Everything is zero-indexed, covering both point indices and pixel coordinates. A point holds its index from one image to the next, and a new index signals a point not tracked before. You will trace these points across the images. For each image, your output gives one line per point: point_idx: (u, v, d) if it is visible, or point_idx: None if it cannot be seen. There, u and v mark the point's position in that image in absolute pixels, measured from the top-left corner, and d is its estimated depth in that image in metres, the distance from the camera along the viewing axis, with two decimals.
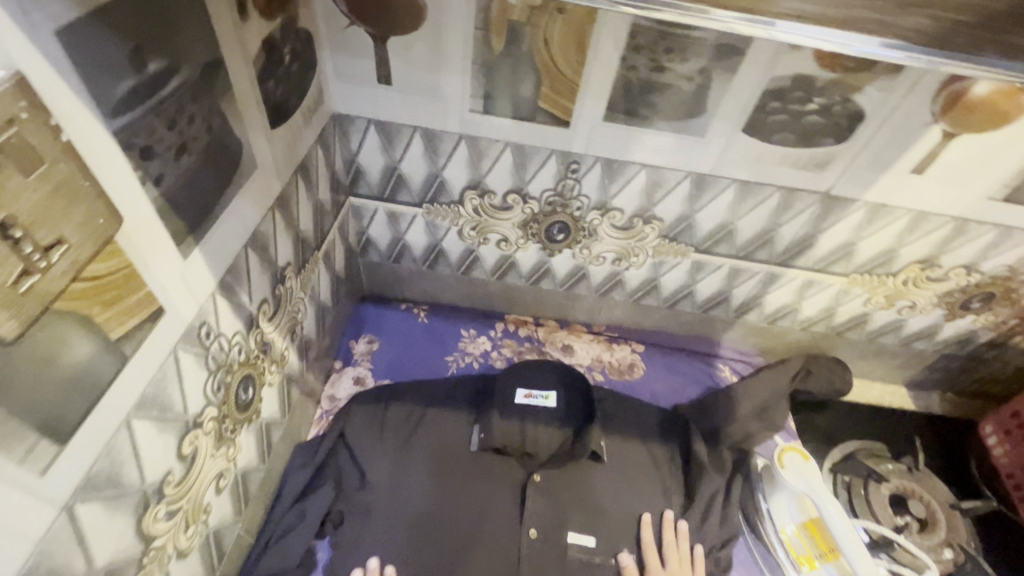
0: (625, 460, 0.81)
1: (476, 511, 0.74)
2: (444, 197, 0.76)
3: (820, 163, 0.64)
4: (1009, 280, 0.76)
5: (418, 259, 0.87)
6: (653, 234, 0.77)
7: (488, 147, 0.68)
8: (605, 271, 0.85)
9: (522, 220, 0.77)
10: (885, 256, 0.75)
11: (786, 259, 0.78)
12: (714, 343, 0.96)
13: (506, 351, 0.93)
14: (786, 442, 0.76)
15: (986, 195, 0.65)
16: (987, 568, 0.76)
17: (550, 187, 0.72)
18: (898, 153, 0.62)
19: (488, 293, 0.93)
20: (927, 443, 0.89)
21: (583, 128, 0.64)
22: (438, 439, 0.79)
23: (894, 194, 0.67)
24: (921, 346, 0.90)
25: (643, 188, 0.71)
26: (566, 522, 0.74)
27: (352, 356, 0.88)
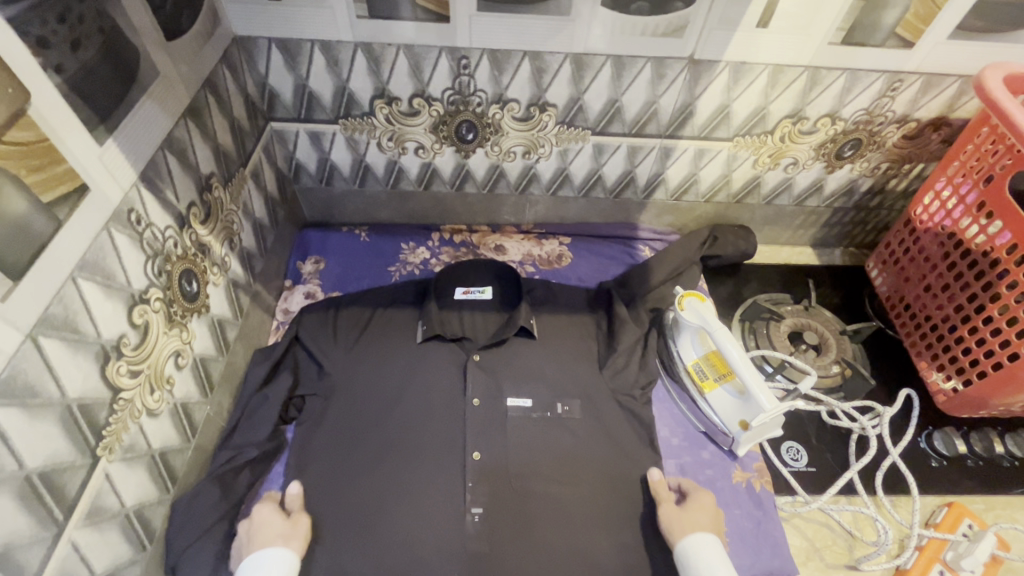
0: (555, 333, 0.90)
1: (420, 392, 0.82)
2: (356, 110, 0.83)
3: (676, 27, 0.72)
4: (870, 124, 0.85)
5: (348, 178, 0.94)
6: (551, 122, 0.84)
7: (383, 53, 0.75)
8: (519, 166, 0.93)
9: (432, 123, 0.85)
10: (759, 114, 0.84)
11: (673, 131, 0.86)
12: (634, 227, 1.05)
13: (445, 257, 1.01)
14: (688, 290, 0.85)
15: (827, 40, 0.73)
16: (867, 375, 0.87)
17: (449, 86, 0.79)
18: (741, 9, 0.70)
19: (420, 206, 1.01)
20: (827, 290, 1.00)
21: (462, 22, 0.71)
22: (385, 333, 0.88)
23: (748, 51, 0.75)
24: (814, 203, 1.01)
25: (531, 76, 0.78)
26: (504, 391, 0.83)
27: (301, 276, 0.96)
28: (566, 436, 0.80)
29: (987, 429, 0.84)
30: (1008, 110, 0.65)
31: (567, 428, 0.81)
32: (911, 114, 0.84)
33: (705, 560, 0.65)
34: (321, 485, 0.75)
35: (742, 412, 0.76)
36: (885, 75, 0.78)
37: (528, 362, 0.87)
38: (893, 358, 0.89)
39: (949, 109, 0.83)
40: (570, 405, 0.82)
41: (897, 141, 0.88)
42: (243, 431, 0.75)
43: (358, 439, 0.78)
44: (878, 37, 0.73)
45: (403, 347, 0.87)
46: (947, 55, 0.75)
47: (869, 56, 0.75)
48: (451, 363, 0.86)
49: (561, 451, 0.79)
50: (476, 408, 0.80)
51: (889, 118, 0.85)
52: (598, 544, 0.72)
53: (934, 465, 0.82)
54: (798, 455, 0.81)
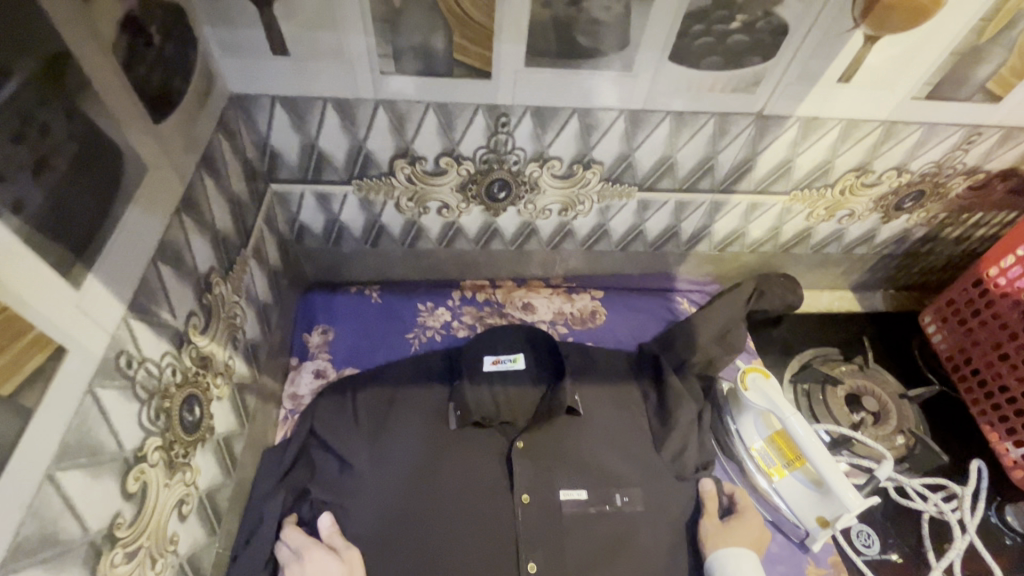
0: (599, 408, 0.81)
1: (458, 487, 0.73)
2: (372, 170, 0.71)
3: (749, 83, 0.63)
4: (937, 176, 0.79)
5: (359, 239, 0.83)
6: (595, 179, 0.75)
7: (409, 111, 0.64)
8: (553, 223, 0.83)
9: (460, 183, 0.74)
10: (822, 168, 0.76)
11: (727, 185, 0.78)
12: (669, 278, 0.98)
13: (468, 318, 0.91)
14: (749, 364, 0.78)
15: (910, 95, 0.66)
16: (936, 449, 0.81)
17: (483, 145, 0.69)
18: (824, 64, 0.61)
19: (438, 263, 0.90)
20: (876, 340, 0.94)
21: (505, 78, 0.60)
22: (412, 417, 0.77)
23: (824, 106, 0.67)
24: (863, 251, 0.94)
25: (578, 133, 0.68)
26: (556, 481, 0.74)
27: (308, 350, 0.85)
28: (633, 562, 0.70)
29: None
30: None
31: (629, 550, 0.70)
32: (981, 166, 0.78)
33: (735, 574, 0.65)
34: None
35: (821, 507, 0.69)
36: (963, 129, 0.71)
37: (577, 446, 0.77)
38: (955, 422, 0.84)
39: (1020, 161, 0.77)
40: (628, 495, 0.73)
41: (961, 192, 0.82)
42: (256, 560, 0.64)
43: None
44: (964, 92, 0.66)
45: (436, 440, 0.76)
46: None
47: (950, 111, 0.68)
48: (488, 450, 0.76)
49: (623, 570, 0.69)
50: (525, 505, 0.71)
51: (958, 170, 0.78)
52: None
53: (1009, 542, 0.76)
54: (870, 541, 0.75)
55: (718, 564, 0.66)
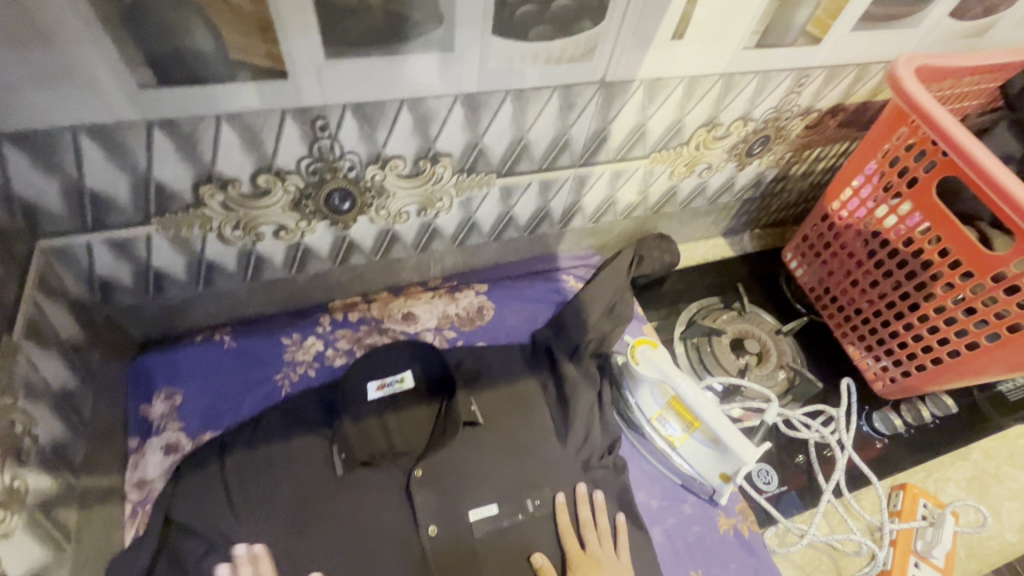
0: (500, 413, 0.77)
1: (363, 535, 0.67)
2: (175, 205, 0.59)
3: (585, 51, 0.58)
4: (778, 120, 0.81)
5: (187, 282, 0.70)
6: (446, 173, 0.68)
7: (198, 129, 0.52)
8: (414, 226, 0.75)
9: (291, 200, 0.63)
10: (675, 128, 0.75)
11: (587, 159, 0.74)
12: (551, 257, 0.94)
13: (344, 343, 0.81)
14: (637, 337, 0.77)
15: (741, 46, 0.65)
16: (812, 376, 0.86)
17: (305, 155, 0.58)
18: (655, 23, 0.58)
19: (296, 290, 0.79)
20: (749, 284, 0.99)
21: (307, 75, 0.50)
22: (294, 476, 0.68)
23: (663, 66, 0.64)
24: (726, 199, 0.96)
25: (413, 128, 0.60)
26: (464, 503, 0.70)
27: (151, 424, 0.70)
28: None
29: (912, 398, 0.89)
30: (931, 112, 0.62)
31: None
32: (814, 106, 0.81)
33: None
34: None
35: (722, 465, 0.70)
36: (793, 73, 0.73)
37: (481, 459, 0.74)
38: (824, 348, 0.91)
39: (846, 96, 0.81)
40: (540, 498, 0.72)
41: (800, 132, 0.86)
42: None
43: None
44: (789, 37, 0.66)
45: (327, 497, 0.68)
46: (850, 46, 0.71)
47: (781, 57, 0.69)
48: (385, 486, 0.70)
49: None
50: (433, 538, 0.67)
51: (794, 112, 0.81)
52: None
53: (879, 447, 0.85)
54: (769, 478, 0.79)
55: None
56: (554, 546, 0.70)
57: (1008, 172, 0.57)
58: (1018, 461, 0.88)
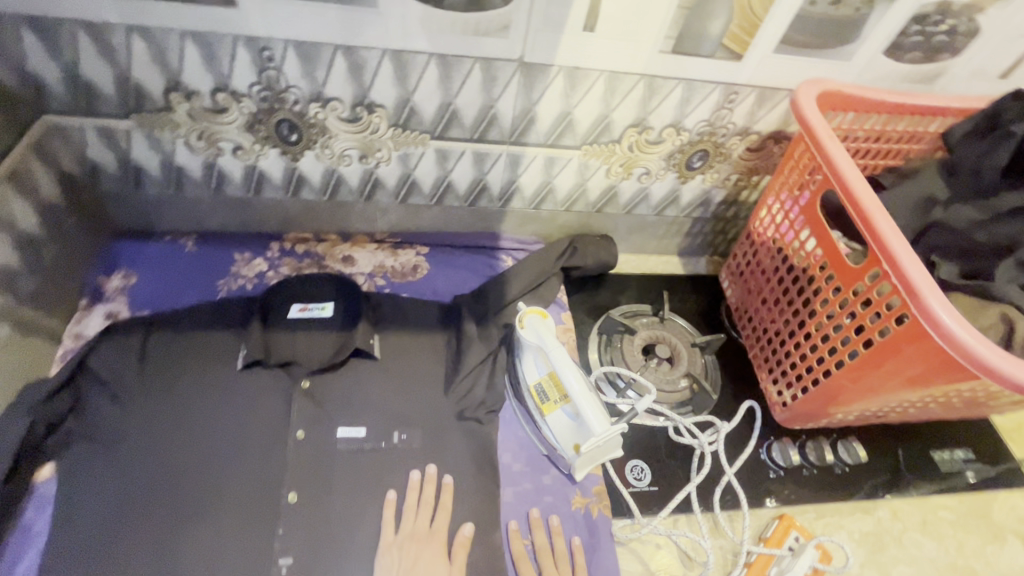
0: (397, 353, 0.83)
1: (240, 423, 0.74)
2: (149, 105, 0.72)
3: (499, 27, 0.67)
4: (714, 135, 0.85)
5: (160, 181, 0.83)
6: (382, 124, 0.77)
7: (167, 40, 0.65)
8: (357, 172, 0.85)
9: (246, 122, 0.75)
10: (602, 123, 0.81)
11: (518, 137, 0.82)
12: (495, 236, 1.00)
13: (285, 269, 0.91)
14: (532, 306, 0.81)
15: (656, 49, 0.71)
16: (712, 389, 0.87)
17: (256, 81, 0.70)
18: (563, 11, 0.66)
19: (254, 213, 0.90)
20: (684, 300, 1.01)
21: (253, 8, 0.62)
22: (204, 360, 0.78)
23: (580, 56, 0.71)
24: (673, 213, 0.99)
25: (348, 73, 0.70)
26: (337, 420, 0.77)
27: (104, 293, 0.84)
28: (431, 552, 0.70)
29: (821, 439, 0.86)
30: (814, 128, 0.66)
31: (423, 533, 0.70)
32: (751, 128, 0.84)
33: None
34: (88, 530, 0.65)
35: (577, 436, 0.73)
36: (720, 87, 0.77)
37: (366, 388, 0.80)
38: (738, 370, 0.91)
39: (785, 123, 0.84)
40: (407, 433, 0.77)
41: (743, 154, 0.89)
42: None
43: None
44: (706, 48, 0.71)
45: (223, 384, 0.77)
46: (776, 68, 0.75)
47: (702, 67, 0.74)
48: (275, 389, 0.78)
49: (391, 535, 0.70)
50: (299, 441, 0.74)
51: (731, 130, 0.84)
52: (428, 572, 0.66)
53: (771, 476, 0.82)
54: (642, 475, 0.80)
55: None
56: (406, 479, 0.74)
57: (866, 188, 0.61)
58: (930, 531, 0.82)
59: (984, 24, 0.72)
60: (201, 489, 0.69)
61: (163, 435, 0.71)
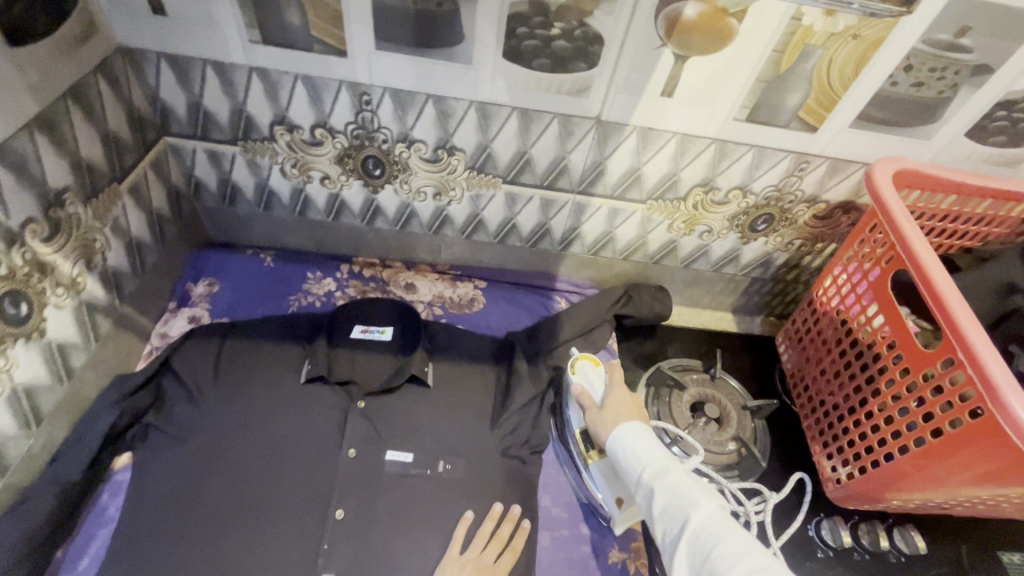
0: (449, 383, 0.86)
1: (299, 434, 0.78)
2: (255, 134, 0.79)
3: (581, 88, 0.71)
4: (780, 200, 0.85)
5: (252, 201, 0.90)
6: (460, 166, 0.82)
7: (281, 81, 0.72)
8: (430, 207, 0.90)
9: (337, 155, 0.82)
10: (670, 180, 0.83)
11: (585, 188, 0.85)
12: (551, 277, 1.03)
13: (351, 291, 0.97)
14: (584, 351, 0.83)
15: (731, 116, 0.73)
16: (760, 456, 0.85)
17: (351, 120, 0.77)
18: (644, 77, 0.69)
19: (330, 236, 0.97)
20: (736, 360, 0.99)
21: (361, 58, 0.69)
22: (272, 370, 0.83)
23: (656, 118, 0.74)
24: (730, 271, 0.99)
25: (436, 119, 0.76)
26: (387, 442, 0.79)
27: (190, 298, 0.91)
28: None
29: (875, 522, 0.82)
30: (889, 206, 0.66)
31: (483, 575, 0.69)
32: (819, 196, 0.84)
33: (631, 438, 0.66)
34: (153, 522, 0.69)
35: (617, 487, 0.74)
36: (791, 155, 0.78)
37: (417, 413, 0.83)
38: (789, 438, 0.88)
39: (855, 194, 0.84)
40: (453, 464, 0.79)
41: (808, 220, 0.88)
42: (62, 464, 0.67)
43: None
44: (781, 118, 0.73)
45: (286, 395, 0.81)
46: (850, 142, 0.75)
47: (774, 136, 0.75)
48: (332, 406, 0.82)
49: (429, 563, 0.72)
50: (351, 459, 0.77)
51: (798, 196, 0.84)
52: None
53: (820, 556, 0.79)
54: None
55: (616, 439, 0.67)
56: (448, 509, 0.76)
57: (942, 273, 0.60)
58: None
59: None
60: (259, 497, 0.73)
61: (228, 441, 0.76)
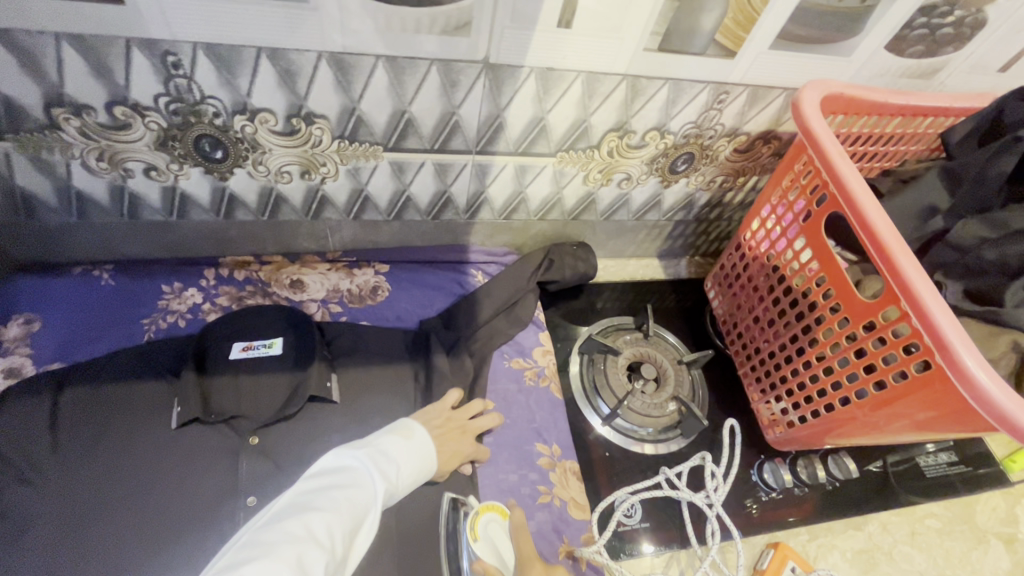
0: (360, 394, 0.75)
1: (179, 493, 0.65)
2: (27, 123, 0.58)
3: (459, 24, 0.56)
4: (700, 138, 0.77)
5: (57, 209, 0.69)
6: (325, 136, 0.66)
7: (37, 45, 0.51)
8: (300, 189, 0.73)
9: (156, 139, 0.62)
10: (580, 128, 0.71)
11: (484, 146, 0.72)
12: (462, 249, 0.91)
13: (223, 300, 0.80)
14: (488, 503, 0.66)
15: (641, 46, 0.61)
16: (701, 412, 0.82)
17: (162, 91, 0.57)
18: (535, 5, 0.55)
19: (180, 237, 0.77)
20: (668, 310, 0.95)
21: (146, 4, 0.49)
22: (129, 420, 0.67)
23: (555, 55, 0.61)
24: (654, 217, 0.92)
25: (278, 80, 0.58)
26: (295, 477, 0.68)
27: (1, 344, 0.72)
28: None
29: (812, 455, 0.83)
30: (819, 140, 0.59)
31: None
32: (740, 128, 0.76)
33: None
34: None
35: None
36: (710, 86, 0.69)
37: (327, 436, 0.71)
38: (726, 385, 0.86)
39: (776, 122, 0.77)
40: None
41: (730, 155, 0.81)
42: None
43: None
44: (697, 45, 0.62)
45: (155, 448, 0.66)
46: (770, 65, 0.67)
47: (691, 65, 0.65)
48: (218, 448, 0.68)
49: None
50: (250, 509, 0.65)
51: (719, 131, 0.76)
52: None
53: (763, 500, 0.79)
54: (632, 512, 0.75)
55: None
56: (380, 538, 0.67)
57: (881, 215, 0.55)
58: (918, 541, 0.81)
59: (994, 15, 0.65)
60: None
61: (91, 531, 0.61)
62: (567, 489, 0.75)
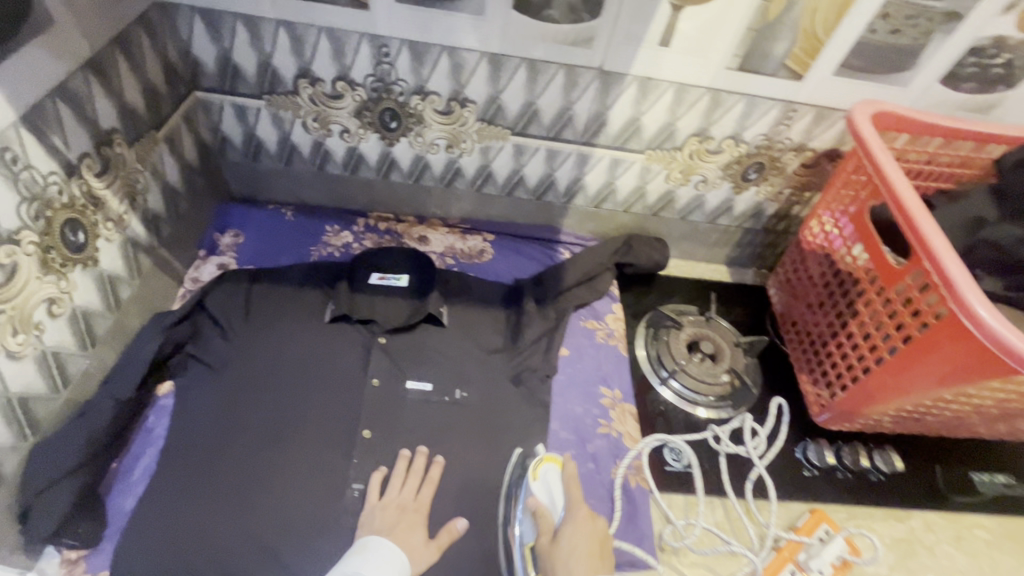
0: (462, 324, 0.93)
1: (326, 366, 0.85)
2: (279, 88, 0.85)
3: (584, 39, 0.76)
4: (771, 149, 0.91)
5: (274, 155, 0.96)
6: (471, 118, 0.88)
7: (306, 34, 0.78)
8: (442, 160, 0.96)
9: (356, 108, 0.87)
10: (667, 130, 0.89)
11: (589, 139, 0.91)
12: (555, 230, 1.09)
13: (368, 242, 1.02)
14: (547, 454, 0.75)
15: (724, 65, 0.79)
16: (750, 386, 0.93)
17: (370, 73, 0.82)
18: (643, 28, 0.75)
19: (347, 190, 1.02)
20: (731, 306, 1.06)
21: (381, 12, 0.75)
22: (298, 308, 0.89)
23: (654, 67, 0.80)
24: (725, 222, 1.05)
25: (449, 71, 0.82)
26: (408, 373, 0.86)
27: (217, 247, 0.97)
28: (494, 510, 0.77)
29: (857, 445, 0.89)
30: (863, 138, 0.73)
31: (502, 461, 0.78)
32: (807, 144, 0.90)
33: None
34: (195, 437, 0.76)
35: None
36: (780, 104, 0.84)
37: (434, 350, 0.89)
38: (778, 372, 0.96)
39: (840, 141, 0.90)
40: (468, 392, 0.85)
41: (796, 168, 0.95)
42: (113, 384, 0.73)
43: (224, 500, 0.72)
44: (770, 67, 0.79)
45: (313, 332, 0.87)
46: (834, 89, 0.81)
47: (764, 84, 0.81)
48: (354, 342, 0.88)
49: (449, 479, 0.78)
50: (374, 387, 0.83)
51: (787, 145, 0.90)
52: (489, 509, 0.77)
53: (806, 475, 0.86)
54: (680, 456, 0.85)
55: None
56: (466, 431, 0.82)
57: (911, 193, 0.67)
58: (963, 546, 0.83)
59: None
60: (297, 425, 0.79)
61: (267, 378, 0.81)
62: (623, 424, 0.88)
